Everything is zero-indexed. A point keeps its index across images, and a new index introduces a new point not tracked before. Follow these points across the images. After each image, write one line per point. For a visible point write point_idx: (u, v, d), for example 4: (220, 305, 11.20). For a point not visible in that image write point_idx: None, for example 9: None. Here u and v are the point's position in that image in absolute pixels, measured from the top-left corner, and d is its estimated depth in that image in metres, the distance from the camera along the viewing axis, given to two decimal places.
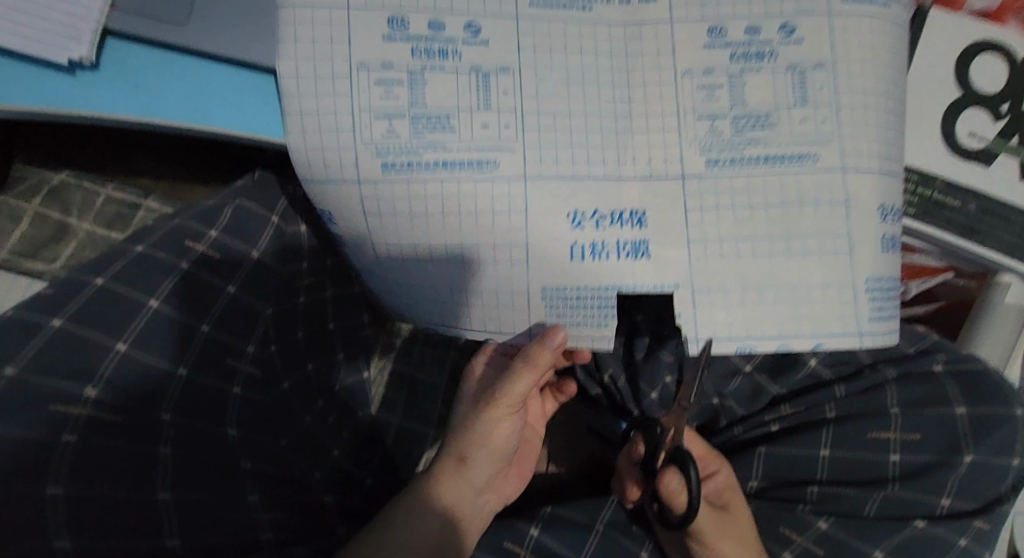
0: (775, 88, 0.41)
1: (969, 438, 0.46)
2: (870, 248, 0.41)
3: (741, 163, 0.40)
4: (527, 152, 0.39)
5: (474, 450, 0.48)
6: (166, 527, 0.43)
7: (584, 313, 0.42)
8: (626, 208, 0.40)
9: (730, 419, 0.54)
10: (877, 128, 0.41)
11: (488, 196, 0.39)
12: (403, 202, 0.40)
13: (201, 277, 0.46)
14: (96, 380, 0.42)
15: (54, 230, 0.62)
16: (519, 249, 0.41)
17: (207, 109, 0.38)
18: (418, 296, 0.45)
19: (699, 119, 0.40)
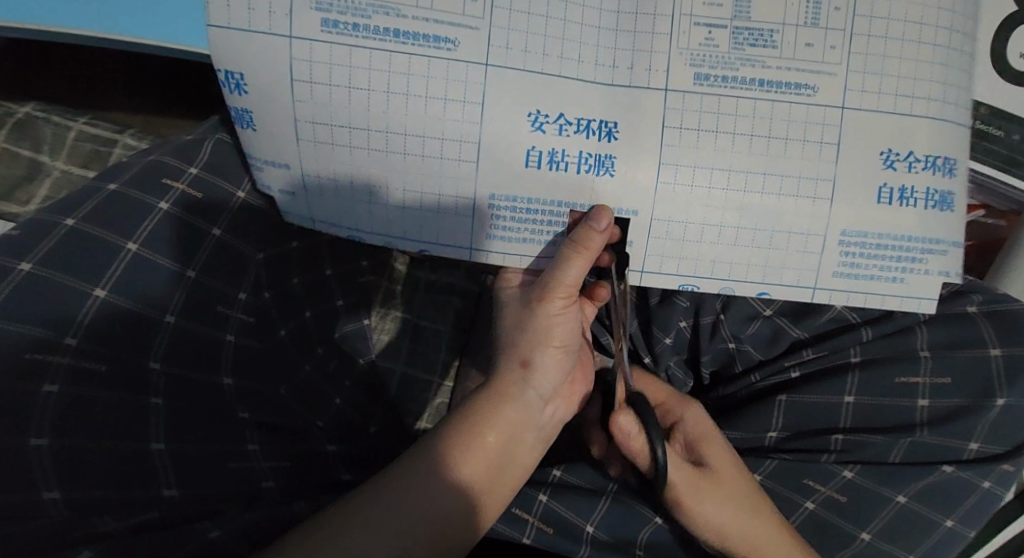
0: (785, 2, 0.39)
1: (1002, 380, 0.44)
2: (861, 191, 0.41)
3: (732, 81, 0.40)
4: (493, 33, 0.39)
5: (539, 352, 0.42)
6: (161, 476, 0.42)
7: (533, 226, 0.42)
8: (595, 119, 0.40)
9: (747, 365, 0.51)
10: (887, 66, 0.40)
11: (440, 73, 0.39)
12: (340, 70, 0.39)
13: (184, 218, 0.46)
14: (74, 329, 0.41)
15: (27, 169, 0.58)
16: (471, 146, 0.40)
17: (166, 23, 0.40)
18: (357, 200, 0.42)
19: (696, 25, 0.39)
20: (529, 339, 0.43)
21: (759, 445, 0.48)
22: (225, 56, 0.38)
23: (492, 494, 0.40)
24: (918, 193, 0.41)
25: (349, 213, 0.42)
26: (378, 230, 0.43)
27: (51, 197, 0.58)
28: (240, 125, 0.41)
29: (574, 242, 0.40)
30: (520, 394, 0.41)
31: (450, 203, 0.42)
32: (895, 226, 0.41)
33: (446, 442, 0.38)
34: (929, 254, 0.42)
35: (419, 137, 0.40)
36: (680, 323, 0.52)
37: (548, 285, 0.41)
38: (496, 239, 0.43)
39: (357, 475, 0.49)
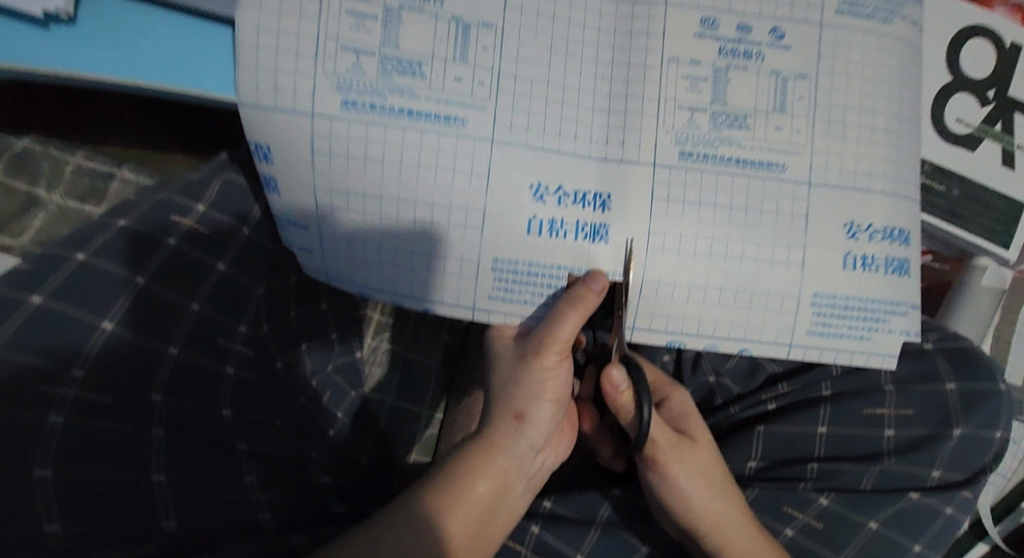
0: (758, 89, 0.44)
1: (958, 413, 0.48)
2: (824, 254, 0.44)
3: (714, 159, 0.44)
4: (498, 112, 0.42)
5: (532, 405, 0.44)
6: (161, 508, 0.42)
7: (533, 288, 0.45)
8: (589, 191, 0.43)
9: (727, 398, 0.55)
10: (846, 147, 0.45)
11: (453, 151, 0.42)
12: (358, 144, 0.41)
13: (189, 254, 0.47)
14: (82, 361, 0.42)
15: (21, 202, 0.61)
16: (476, 215, 0.43)
17: (184, 66, 0.40)
18: (371, 263, 0.45)
19: (680, 108, 0.44)
20: (524, 393, 0.44)
21: (740, 474, 0.51)
22: (253, 130, 0.42)
23: (483, 540, 0.42)
24: (876, 260, 0.45)
25: (362, 273, 0.45)
26: (389, 291, 0.46)
27: (45, 229, 0.61)
28: (268, 189, 0.44)
29: (572, 299, 0.42)
30: (513, 445, 0.44)
31: (456, 266, 0.44)
32: (859, 290, 0.45)
33: (443, 488, 0.41)
34: (891, 314, 0.46)
35: (428, 206, 0.43)
36: (664, 357, 0.57)
37: (544, 339, 0.43)
38: (497, 299, 0.45)
39: (353, 507, 0.49)
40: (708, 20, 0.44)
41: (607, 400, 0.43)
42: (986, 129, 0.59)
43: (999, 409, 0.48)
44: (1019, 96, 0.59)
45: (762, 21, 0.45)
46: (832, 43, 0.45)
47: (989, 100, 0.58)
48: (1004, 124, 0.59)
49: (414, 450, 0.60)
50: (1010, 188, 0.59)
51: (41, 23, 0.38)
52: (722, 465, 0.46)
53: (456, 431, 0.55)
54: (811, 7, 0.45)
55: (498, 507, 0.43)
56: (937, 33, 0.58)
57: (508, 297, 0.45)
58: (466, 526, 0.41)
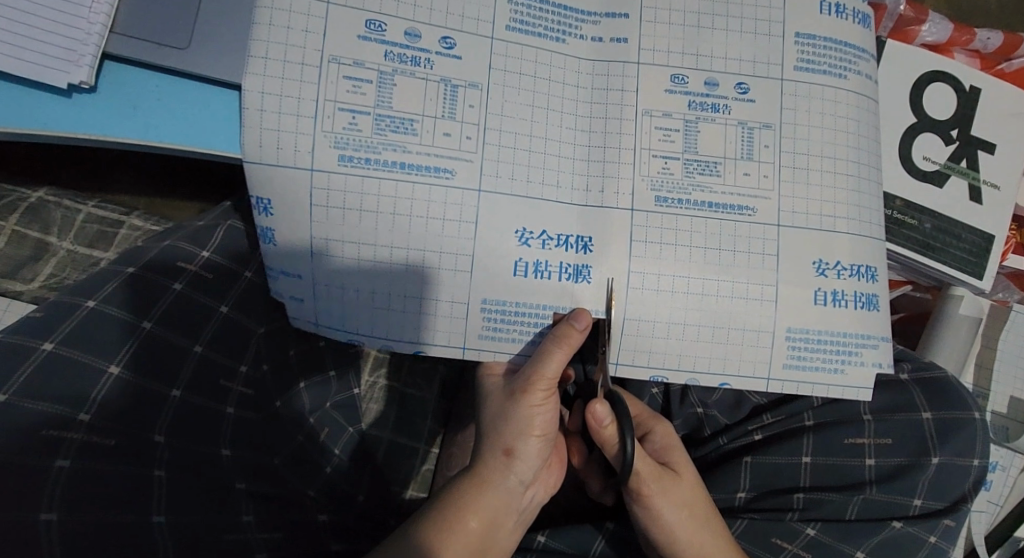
0: (726, 139, 0.47)
1: (935, 440, 0.49)
2: (797, 288, 0.47)
3: (688, 203, 0.47)
4: (483, 164, 0.45)
5: (522, 441, 0.46)
6: (160, 548, 0.42)
7: (520, 328, 0.47)
8: (573, 234, 0.46)
9: (715, 430, 0.56)
10: (811, 189, 0.48)
11: (443, 200, 0.45)
12: (354, 196, 0.44)
13: (192, 297, 0.50)
14: (88, 406, 0.44)
15: (35, 249, 0.64)
16: (466, 259, 0.45)
17: (196, 128, 0.43)
18: (366, 310, 0.47)
19: (654, 157, 0.47)
20: (512, 429, 0.46)
21: (730, 506, 0.52)
22: (254, 184, 0.44)
23: None
24: (846, 295, 0.47)
25: (354, 319, 0.47)
26: (384, 335, 0.47)
27: (55, 273, 0.63)
28: (263, 242, 0.46)
29: (557, 338, 0.44)
30: (502, 480, 0.45)
31: (446, 307, 0.46)
32: (830, 325, 0.47)
33: (434, 522, 0.43)
34: (863, 346, 0.48)
35: (420, 252, 0.45)
36: (652, 390, 0.57)
37: (532, 378, 0.45)
38: (487, 338, 0.47)
39: (348, 546, 0.51)
40: (678, 76, 0.48)
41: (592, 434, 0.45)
42: (950, 166, 0.62)
43: (974, 437, 0.49)
44: (979, 136, 0.62)
45: (729, 76, 0.48)
46: (794, 95, 0.48)
47: (950, 139, 0.62)
48: (969, 161, 0.62)
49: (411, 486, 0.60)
50: (977, 222, 0.62)
51: (65, 92, 0.42)
52: (706, 496, 0.48)
53: (453, 466, 0.58)
54: (772, 64, 0.48)
55: (489, 542, 0.44)
56: (897, 80, 0.61)
57: (497, 337, 0.47)
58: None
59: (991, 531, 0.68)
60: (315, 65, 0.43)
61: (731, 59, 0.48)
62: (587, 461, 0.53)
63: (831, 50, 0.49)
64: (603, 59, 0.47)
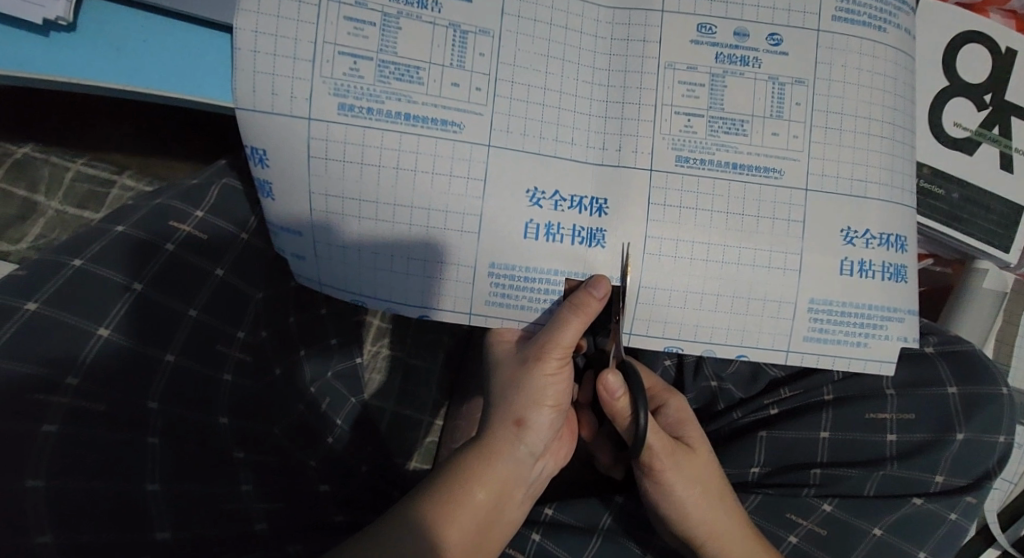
0: (755, 95, 0.45)
1: (960, 415, 0.47)
2: (823, 256, 0.44)
3: (711, 164, 0.44)
4: (494, 118, 0.42)
5: (534, 412, 0.44)
6: (155, 518, 0.41)
7: (530, 295, 0.45)
8: (587, 196, 0.44)
9: (729, 404, 0.54)
10: (842, 149, 0.45)
11: (449, 155, 0.42)
12: (355, 148, 0.41)
13: (186, 258, 0.48)
14: (76, 370, 0.42)
15: (21, 207, 0.63)
16: (473, 219, 0.43)
17: (181, 73, 0.40)
18: (370, 277, 0.45)
19: (677, 113, 0.44)
20: (525, 399, 0.44)
21: (743, 481, 0.51)
22: (250, 134, 0.42)
23: (481, 548, 0.42)
24: (874, 266, 0.45)
25: (357, 281, 0.45)
26: (387, 298, 0.46)
27: (44, 235, 0.62)
28: (261, 195, 0.44)
29: (572, 305, 0.42)
30: (511, 451, 0.44)
31: (452, 271, 0.44)
32: (856, 296, 0.45)
33: (440, 494, 0.41)
34: (889, 320, 0.45)
35: (424, 211, 0.43)
36: (665, 361, 0.55)
37: (544, 346, 0.43)
38: (495, 304, 0.45)
39: (350, 516, 0.50)
40: (705, 26, 0.44)
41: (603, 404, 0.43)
42: (981, 133, 0.59)
43: (1001, 412, 0.48)
44: (1015, 101, 0.59)
45: (760, 27, 0.45)
46: (830, 49, 0.45)
47: (984, 104, 0.59)
48: (1002, 128, 0.59)
49: (415, 458, 0.61)
50: (1006, 192, 0.60)
51: (40, 29, 0.39)
52: (720, 472, 0.46)
53: (458, 438, 0.56)
54: (808, 15, 0.45)
55: (498, 514, 0.43)
56: (929, 40, 0.58)
57: (505, 304, 0.45)
58: (465, 532, 0.40)
59: (1003, 509, 0.67)
60: (313, 3, 0.40)
61: (764, 10, 0.45)
62: (597, 433, 0.52)
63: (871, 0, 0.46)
64: (626, 7, 0.44)
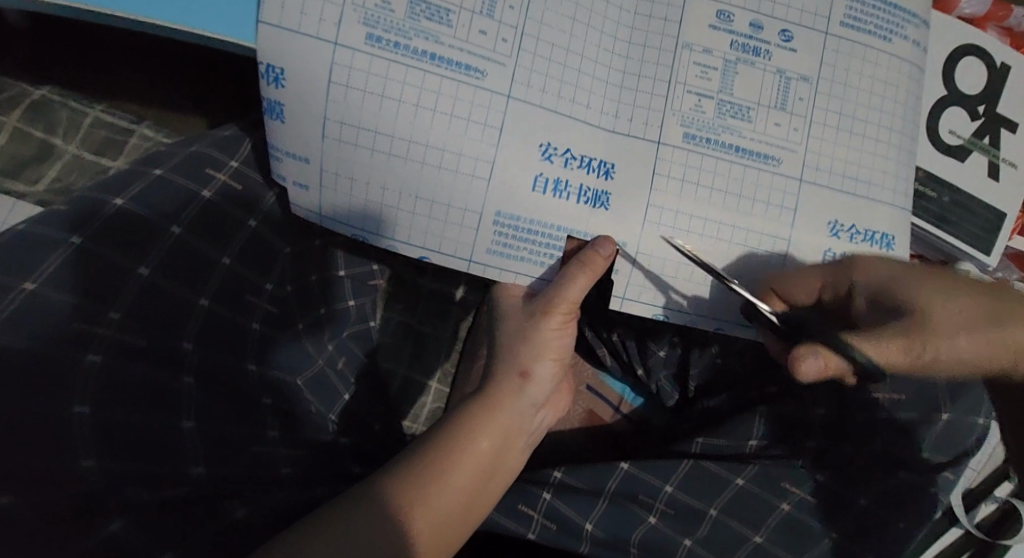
0: (762, 86, 0.44)
1: (947, 399, 0.52)
2: (810, 239, 0.45)
3: (715, 144, 0.44)
4: (516, 70, 0.41)
5: (536, 363, 0.47)
6: (189, 453, 0.43)
7: (531, 246, 0.44)
8: (596, 158, 0.43)
9: (731, 380, 0.58)
10: (840, 143, 0.45)
11: (468, 101, 0.41)
12: (376, 79, 0.40)
13: (222, 206, 0.48)
14: (117, 305, 0.43)
15: (38, 149, 0.62)
16: (485, 165, 0.42)
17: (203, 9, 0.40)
18: (369, 214, 0.43)
19: (688, 92, 0.43)
20: (530, 350, 0.47)
21: (741, 453, 0.54)
22: (265, 46, 0.39)
23: (490, 491, 0.45)
24: None
25: (354, 214, 0.43)
26: (381, 234, 0.43)
27: (60, 178, 0.62)
28: (269, 116, 0.42)
29: (580, 263, 0.43)
30: (515, 402, 0.46)
31: (457, 215, 0.43)
32: None
33: (449, 437, 0.43)
34: None
35: (439, 150, 0.41)
36: (675, 338, 0.58)
37: (552, 300, 0.45)
38: (495, 253, 0.44)
39: (369, 469, 0.51)
40: (724, 13, 0.43)
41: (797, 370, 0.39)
42: (974, 142, 0.63)
43: (981, 398, 0.52)
44: (1004, 114, 0.64)
45: (774, 21, 0.44)
46: (835, 52, 0.45)
47: (980, 114, 0.63)
48: (992, 138, 0.64)
49: (418, 421, 0.63)
50: (991, 199, 0.64)
51: None
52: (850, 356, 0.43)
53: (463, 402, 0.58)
54: (817, 17, 0.44)
55: (504, 460, 0.45)
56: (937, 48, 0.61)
57: (506, 252, 0.44)
58: (476, 474, 0.43)
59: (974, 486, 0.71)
60: None
61: (779, 5, 0.44)
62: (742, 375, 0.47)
63: (879, 12, 0.45)
64: None
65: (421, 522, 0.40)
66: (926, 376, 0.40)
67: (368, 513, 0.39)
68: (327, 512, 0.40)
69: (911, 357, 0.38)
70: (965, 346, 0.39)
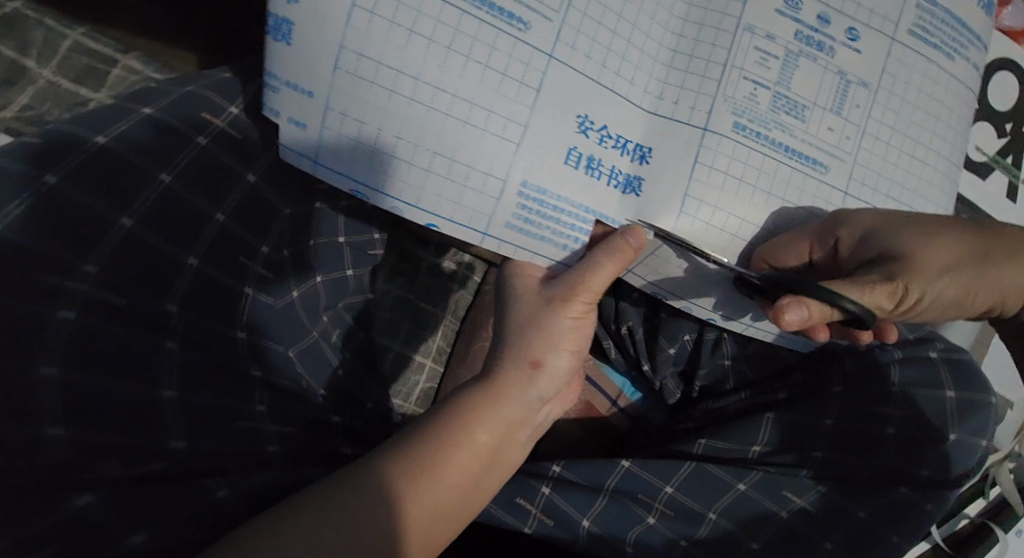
0: (821, 83, 0.41)
1: (955, 419, 0.50)
2: None
3: (765, 141, 0.41)
4: (563, 29, 0.38)
5: (551, 352, 0.43)
6: (169, 427, 0.39)
7: (554, 227, 0.41)
8: (633, 140, 0.41)
9: (739, 384, 0.57)
10: (888, 155, 0.43)
11: (507, 54, 0.37)
12: (408, 14, 0.36)
13: (218, 156, 0.44)
14: (95, 255, 0.39)
15: (8, 70, 0.58)
16: (515, 128, 0.38)
17: None
18: (377, 164, 0.38)
19: (744, 79, 0.40)
20: (543, 339, 0.43)
21: (744, 457, 0.53)
22: None
23: (484, 486, 0.42)
24: None
25: (360, 162, 0.38)
26: (388, 189, 0.39)
27: (31, 105, 0.57)
28: (273, 35, 0.37)
29: (608, 249, 0.40)
30: (523, 394, 0.42)
31: (477, 178, 0.39)
32: None
33: (445, 426, 0.40)
34: None
35: (467, 105, 0.37)
36: (685, 335, 0.57)
37: (575, 288, 0.42)
38: (513, 229, 0.41)
39: (360, 451, 0.47)
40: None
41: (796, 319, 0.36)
42: (999, 159, 0.63)
43: (987, 420, 0.51)
44: None
45: (841, 16, 0.41)
46: (898, 61, 0.42)
47: (1006, 132, 0.62)
48: (1015, 157, 0.63)
49: (412, 401, 0.59)
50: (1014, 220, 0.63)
51: None
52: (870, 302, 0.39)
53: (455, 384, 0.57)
54: (886, 20, 0.42)
55: (503, 453, 0.42)
56: None
57: (526, 227, 0.41)
58: (474, 466, 0.40)
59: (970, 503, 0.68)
60: None
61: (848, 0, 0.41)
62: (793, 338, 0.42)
63: (947, 26, 0.43)
64: None
65: (409, 520, 0.38)
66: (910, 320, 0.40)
67: (356, 497, 0.37)
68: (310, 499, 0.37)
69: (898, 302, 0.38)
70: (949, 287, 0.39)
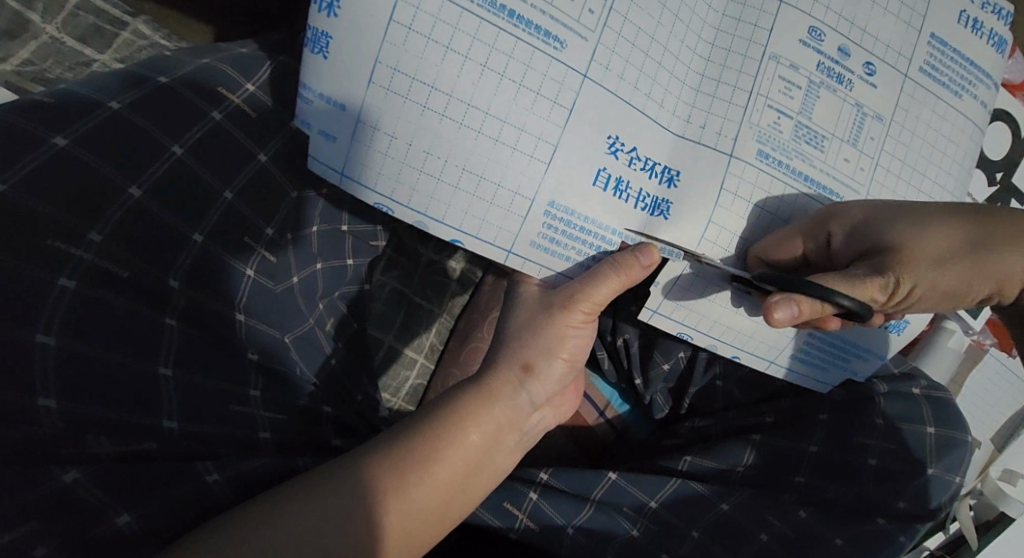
0: (839, 116, 0.42)
1: (932, 455, 0.52)
2: None
3: (784, 166, 0.42)
4: (598, 49, 0.38)
5: (544, 359, 0.43)
6: (165, 406, 0.39)
7: (579, 246, 0.41)
8: (659, 162, 0.41)
9: (727, 404, 0.57)
10: (898, 189, 0.44)
11: (541, 72, 0.37)
12: (445, 29, 0.36)
13: (232, 133, 0.43)
14: (100, 226, 0.38)
15: (10, 22, 0.55)
16: (546, 147, 0.38)
17: None
18: (408, 179, 0.38)
19: (769, 107, 0.41)
20: (539, 345, 0.43)
21: (727, 477, 0.53)
22: None
23: (472, 492, 0.41)
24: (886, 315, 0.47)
25: (390, 180, 0.38)
26: (416, 205, 0.39)
27: (32, 61, 0.55)
28: (311, 48, 0.36)
29: (616, 264, 0.40)
30: (512, 395, 0.42)
31: (506, 197, 0.39)
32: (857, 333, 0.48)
33: (439, 426, 0.39)
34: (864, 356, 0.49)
35: (499, 122, 0.37)
36: (680, 352, 0.58)
37: (574, 296, 0.41)
38: (538, 247, 0.41)
39: (350, 444, 0.46)
40: (815, 30, 0.41)
41: (791, 317, 0.36)
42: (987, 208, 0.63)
43: (961, 459, 0.52)
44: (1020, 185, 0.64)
45: (860, 51, 0.42)
46: (910, 96, 0.43)
47: (996, 180, 0.64)
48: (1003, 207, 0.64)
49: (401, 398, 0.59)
50: None
51: None
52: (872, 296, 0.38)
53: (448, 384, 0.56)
54: (901, 56, 0.43)
55: (493, 457, 0.41)
56: None
57: (552, 246, 0.41)
58: (467, 468, 0.40)
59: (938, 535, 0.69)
60: None
61: (868, 34, 0.42)
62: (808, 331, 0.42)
63: (955, 64, 0.44)
64: None
65: (394, 514, 0.37)
66: (908, 309, 0.40)
67: (347, 492, 0.36)
68: (303, 488, 0.36)
69: (889, 294, 0.38)
70: (940, 277, 0.39)
